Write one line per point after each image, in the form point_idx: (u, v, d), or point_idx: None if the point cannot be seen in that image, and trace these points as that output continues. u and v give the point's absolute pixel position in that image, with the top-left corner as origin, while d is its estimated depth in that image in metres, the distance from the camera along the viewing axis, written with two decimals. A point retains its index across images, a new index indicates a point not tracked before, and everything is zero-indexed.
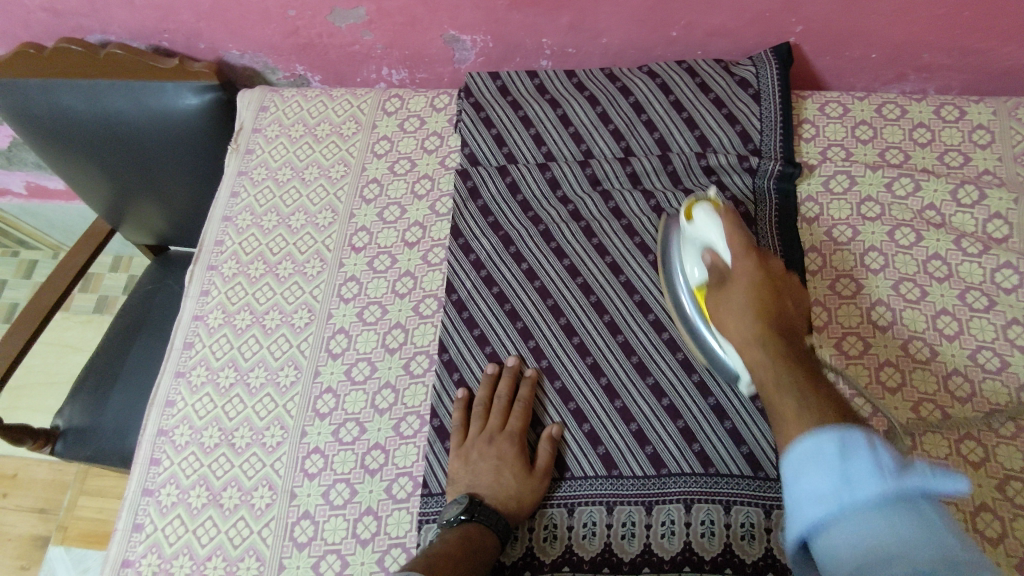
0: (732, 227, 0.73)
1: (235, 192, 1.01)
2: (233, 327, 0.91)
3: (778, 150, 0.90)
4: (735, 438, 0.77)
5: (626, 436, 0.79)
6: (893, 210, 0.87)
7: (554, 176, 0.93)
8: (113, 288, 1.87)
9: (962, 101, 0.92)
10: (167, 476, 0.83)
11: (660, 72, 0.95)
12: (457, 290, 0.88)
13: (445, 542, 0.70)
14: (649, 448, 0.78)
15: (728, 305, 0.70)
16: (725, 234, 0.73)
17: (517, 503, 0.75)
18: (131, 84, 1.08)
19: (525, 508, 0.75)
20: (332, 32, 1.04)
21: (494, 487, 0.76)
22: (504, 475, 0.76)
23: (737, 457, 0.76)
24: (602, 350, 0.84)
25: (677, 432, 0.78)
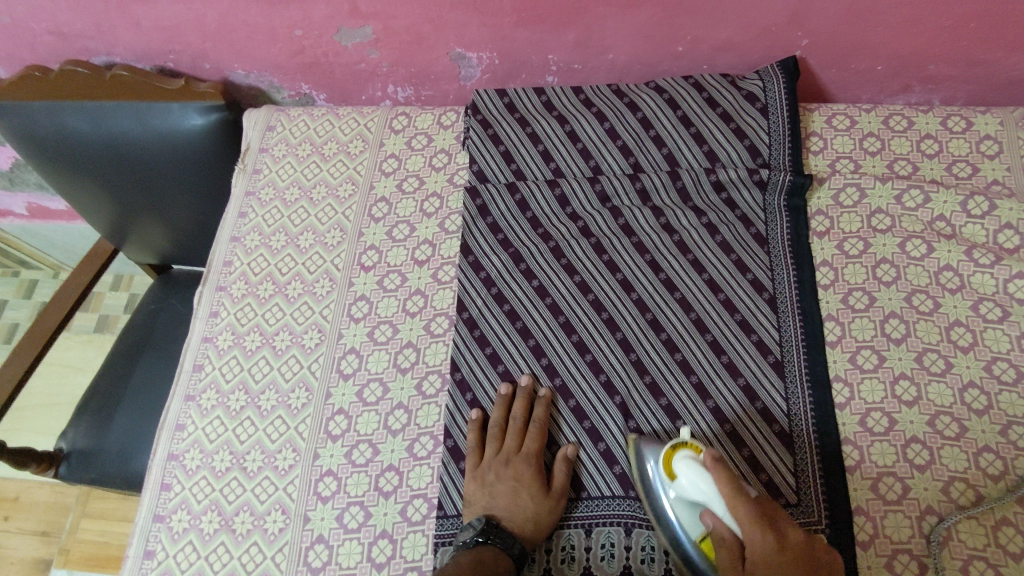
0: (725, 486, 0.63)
1: (242, 212, 1.01)
2: (243, 348, 0.90)
3: (786, 165, 0.90)
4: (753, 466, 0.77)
5: None
6: (903, 222, 0.87)
7: (563, 193, 0.93)
8: (115, 307, 1.86)
9: (968, 112, 0.93)
10: (178, 501, 0.82)
11: (668, 88, 0.95)
12: (468, 308, 0.88)
13: (457, 564, 0.68)
14: None
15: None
16: (721, 498, 0.64)
17: (534, 525, 0.74)
18: (137, 106, 1.08)
19: (542, 531, 0.74)
20: (339, 51, 1.04)
21: (511, 509, 0.75)
22: (521, 497, 0.76)
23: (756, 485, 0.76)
24: (615, 367, 0.83)
25: None
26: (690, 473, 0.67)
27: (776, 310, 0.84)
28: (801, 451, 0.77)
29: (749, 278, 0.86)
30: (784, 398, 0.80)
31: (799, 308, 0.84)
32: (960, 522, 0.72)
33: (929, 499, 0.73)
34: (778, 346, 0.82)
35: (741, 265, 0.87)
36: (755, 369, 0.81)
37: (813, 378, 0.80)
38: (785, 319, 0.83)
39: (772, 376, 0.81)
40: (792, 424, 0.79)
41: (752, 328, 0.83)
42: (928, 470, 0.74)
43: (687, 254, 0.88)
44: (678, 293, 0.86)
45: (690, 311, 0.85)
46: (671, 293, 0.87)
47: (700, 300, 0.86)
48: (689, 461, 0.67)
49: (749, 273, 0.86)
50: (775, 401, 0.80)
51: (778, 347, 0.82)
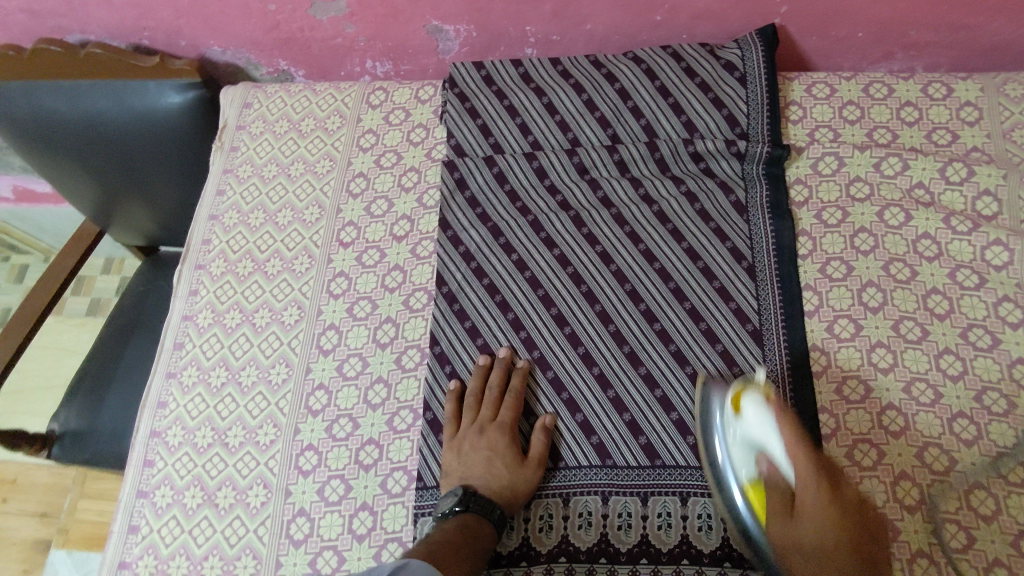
0: (794, 437, 0.65)
1: (221, 190, 1.00)
2: (223, 326, 0.90)
3: (765, 133, 0.90)
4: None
5: (619, 425, 0.79)
6: (882, 190, 0.87)
7: (541, 166, 0.93)
8: (106, 290, 1.86)
9: (949, 78, 0.92)
10: (161, 477, 0.83)
11: (645, 58, 0.94)
12: (448, 283, 0.88)
13: (444, 531, 0.70)
14: (643, 439, 0.78)
15: (795, 538, 0.64)
16: (784, 444, 0.66)
17: (512, 493, 0.75)
18: (113, 84, 1.07)
19: (520, 498, 0.76)
20: (314, 25, 1.03)
21: (488, 476, 0.76)
22: (497, 465, 0.76)
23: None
24: (594, 339, 0.84)
25: (671, 423, 0.78)
26: (761, 416, 0.68)
27: (754, 278, 0.84)
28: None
29: (728, 247, 0.86)
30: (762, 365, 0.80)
31: (777, 276, 0.84)
32: (931, 486, 0.73)
33: (902, 464, 0.74)
34: (756, 315, 0.82)
35: (720, 235, 0.87)
36: (732, 336, 0.82)
37: (790, 350, 0.80)
38: (762, 288, 0.84)
39: (751, 345, 0.81)
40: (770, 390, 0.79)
41: (730, 297, 0.84)
42: (902, 436, 0.75)
43: (665, 224, 0.88)
44: (658, 263, 0.86)
45: (669, 281, 0.85)
46: (650, 264, 0.87)
47: (679, 271, 0.86)
48: (761, 404, 0.68)
49: (728, 242, 0.86)
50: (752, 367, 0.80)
51: (756, 315, 0.82)
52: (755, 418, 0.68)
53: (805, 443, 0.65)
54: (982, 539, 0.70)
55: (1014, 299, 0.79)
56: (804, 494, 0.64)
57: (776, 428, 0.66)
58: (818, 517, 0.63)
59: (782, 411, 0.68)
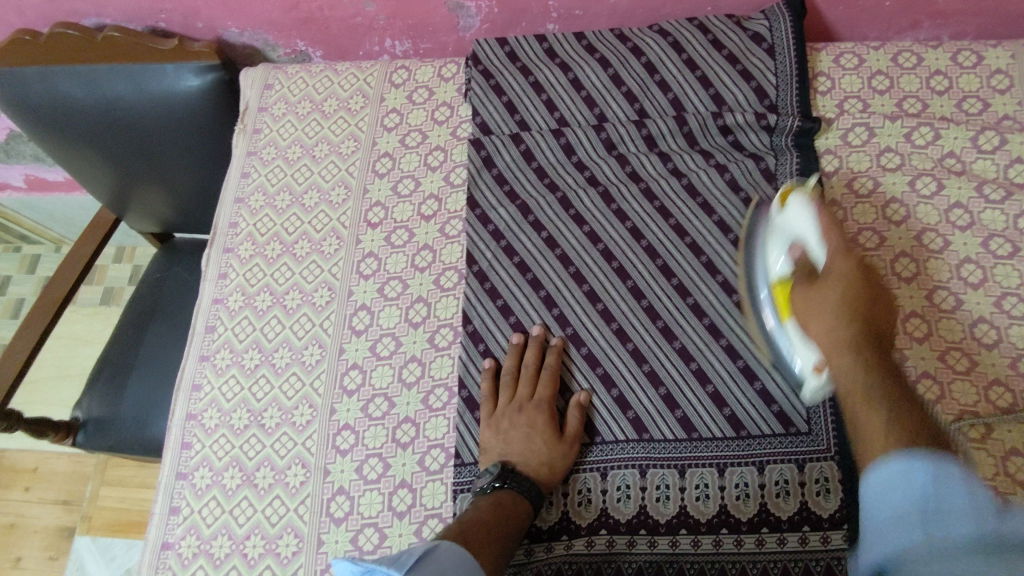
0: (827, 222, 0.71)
1: (246, 172, 1.00)
2: (254, 308, 0.90)
3: (794, 104, 0.89)
4: (764, 399, 0.77)
5: (655, 400, 0.79)
6: (913, 160, 0.87)
7: (569, 142, 0.92)
8: (119, 279, 1.86)
9: (979, 46, 0.91)
10: (199, 459, 0.83)
11: (671, 31, 0.94)
12: (478, 261, 0.88)
13: (477, 509, 0.70)
14: (679, 412, 0.78)
15: (817, 300, 0.68)
16: (820, 230, 0.71)
17: (549, 469, 0.76)
18: (130, 68, 1.06)
19: (557, 474, 0.76)
20: (333, 4, 1.01)
21: (526, 454, 0.76)
22: (535, 442, 0.77)
23: (770, 417, 0.76)
24: (627, 315, 0.84)
25: (706, 397, 0.78)
26: (801, 207, 0.74)
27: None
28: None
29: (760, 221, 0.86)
30: None
31: None
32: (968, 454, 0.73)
33: None
34: None
35: (751, 209, 0.86)
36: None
37: None
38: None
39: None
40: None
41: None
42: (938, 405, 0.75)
43: (695, 198, 0.88)
44: (689, 238, 0.86)
45: (700, 256, 0.85)
46: (680, 240, 0.86)
47: (710, 245, 0.85)
48: (803, 200, 0.74)
49: None
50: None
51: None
52: (797, 209, 0.74)
53: (842, 243, 0.70)
54: None
55: None
56: (829, 268, 0.69)
57: (815, 220, 0.72)
58: (842, 288, 0.67)
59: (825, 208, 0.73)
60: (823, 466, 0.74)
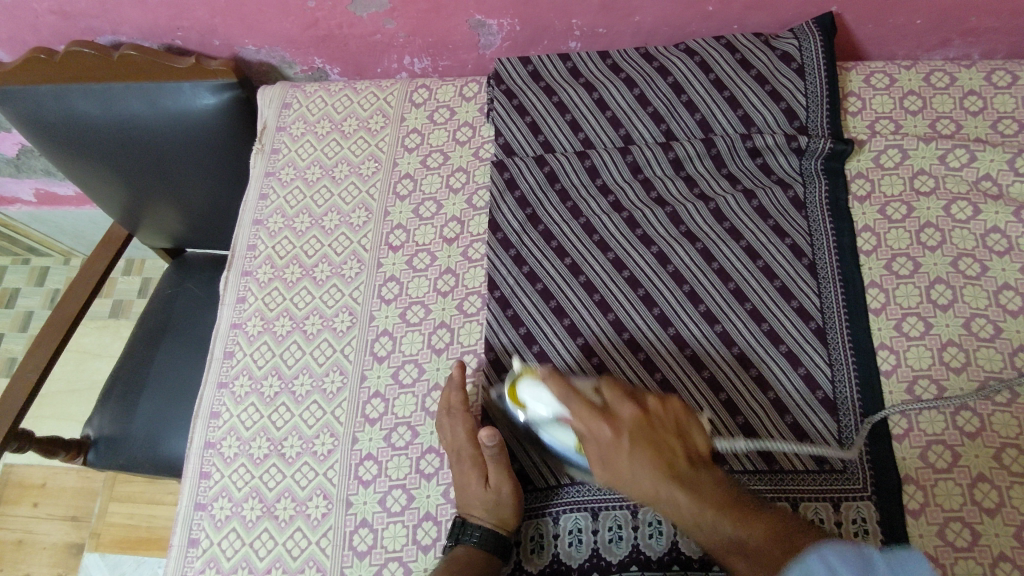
0: (564, 389, 0.68)
1: (264, 194, 0.98)
2: (274, 334, 0.89)
3: (824, 126, 0.87)
4: (797, 434, 0.76)
5: None
6: (947, 182, 0.85)
7: (593, 164, 0.91)
8: (128, 291, 1.85)
9: (1013, 66, 0.89)
10: (218, 489, 0.81)
11: (698, 50, 0.92)
12: (500, 287, 0.86)
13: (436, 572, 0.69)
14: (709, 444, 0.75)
15: (615, 475, 0.67)
16: (567, 407, 0.68)
17: (491, 507, 0.73)
18: (145, 86, 1.05)
19: (499, 509, 0.72)
20: (353, 22, 1.00)
21: (469, 502, 0.74)
22: (471, 486, 0.74)
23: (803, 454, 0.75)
24: (654, 343, 0.81)
25: (738, 430, 0.77)
26: (536, 396, 0.72)
27: (815, 275, 0.82)
28: (846, 417, 0.76)
29: (788, 244, 0.84)
30: (829, 365, 0.78)
31: (840, 276, 0.81)
32: (1012, 488, 0.70)
33: (980, 466, 0.72)
34: (819, 314, 0.80)
35: (779, 232, 0.84)
36: (797, 337, 0.80)
37: (855, 346, 0.78)
38: (825, 286, 0.81)
39: (815, 344, 0.79)
40: (837, 390, 0.77)
41: (792, 297, 0.81)
42: (979, 438, 0.73)
43: (723, 223, 0.86)
44: (716, 265, 0.84)
45: (729, 282, 0.83)
46: (709, 266, 0.84)
47: (738, 271, 0.83)
48: (532, 384, 0.73)
49: (788, 240, 0.84)
50: (818, 367, 0.78)
51: (820, 314, 0.80)
52: (534, 400, 0.72)
53: (596, 407, 0.67)
54: None
55: None
56: (598, 432, 0.67)
57: (550, 395, 0.70)
58: (626, 457, 0.65)
59: (551, 372, 0.71)
60: (861, 506, 0.72)
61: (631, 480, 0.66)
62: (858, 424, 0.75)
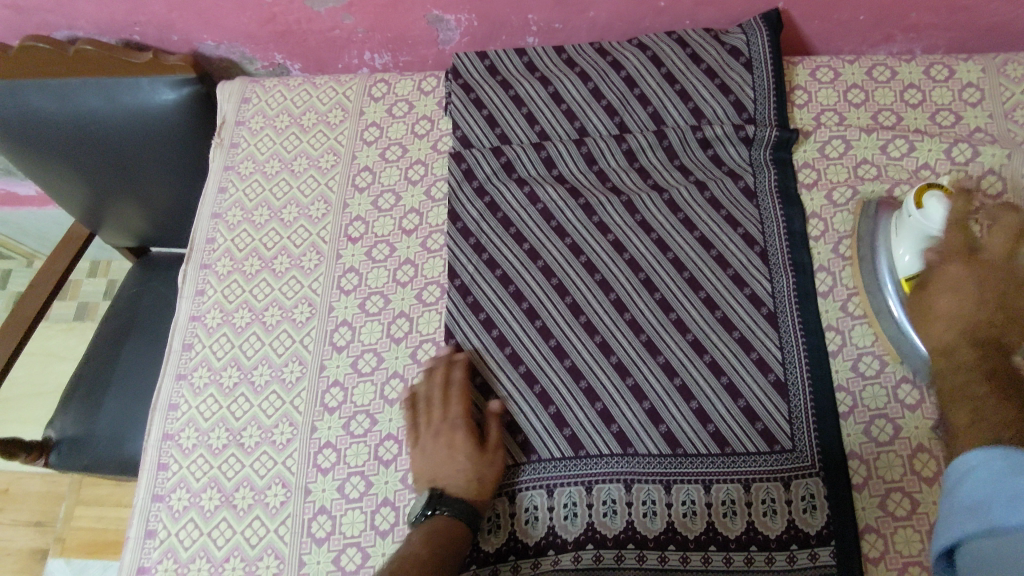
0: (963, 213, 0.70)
1: (223, 188, 0.99)
2: (233, 325, 0.89)
3: (771, 117, 0.90)
4: (748, 416, 0.77)
5: (638, 414, 0.78)
6: (889, 171, 0.87)
7: (549, 156, 0.92)
8: (94, 293, 1.82)
9: (950, 60, 0.93)
10: (176, 480, 0.82)
11: (650, 45, 0.95)
12: (460, 275, 0.87)
13: (411, 543, 0.70)
14: (663, 428, 0.78)
15: (931, 300, 0.71)
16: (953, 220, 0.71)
17: (479, 483, 0.75)
18: (103, 82, 1.04)
19: (487, 486, 0.75)
20: (312, 17, 1.01)
21: (453, 474, 0.75)
22: (459, 458, 0.75)
23: (753, 435, 0.76)
24: (610, 327, 0.83)
25: (690, 413, 0.78)
26: (936, 204, 0.72)
27: (767, 262, 0.84)
28: (796, 398, 0.77)
29: (741, 234, 0.86)
30: (780, 350, 0.80)
31: (790, 262, 0.84)
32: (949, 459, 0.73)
33: (920, 438, 0.74)
34: (771, 299, 0.82)
35: (732, 222, 0.86)
36: (748, 322, 0.81)
37: (805, 326, 0.80)
38: (776, 272, 0.83)
39: (766, 328, 0.81)
40: (787, 373, 0.78)
41: (745, 284, 0.83)
42: (918, 411, 0.76)
43: (677, 213, 0.88)
44: (671, 253, 0.86)
45: (683, 271, 0.85)
46: (663, 253, 0.86)
47: (692, 260, 0.85)
48: (937, 196, 0.73)
49: (740, 228, 0.86)
50: (770, 352, 0.80)
51: (771, 299, 0.82)
52: (936, 208, 0.72)
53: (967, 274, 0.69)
54: None
55: None
56: (948, 243, 0.71)
57: (949, 216, 0.71)
58: (956, 288, 0.69)
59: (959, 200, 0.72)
60: (810, 482, 0.74)
61: (953, 304, 0.69)
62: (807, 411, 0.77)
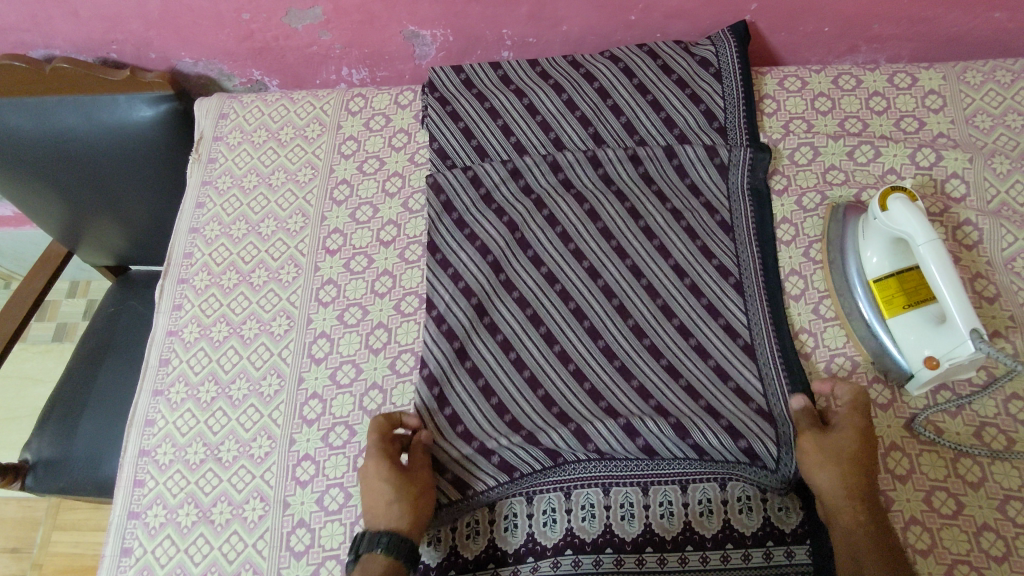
0: (930, 225, 0.71)
1: (201, 203, 0.99)
2: (210, 340, 0.89)
3: (741, 127, 0.91)
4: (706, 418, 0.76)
5: (616, 433, 0.76)
6: (856, 176, 0.90)
7: (527, 185, 0.92)
8: (72, 314, 1.80)
9: (913, 69, 0.96)
10: (153, 497, 0.81)
11: (622, 57, 0.97)
12: (435, 304, 0.85)
13: None
14: (641, 441, 0.75)
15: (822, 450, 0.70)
16: (925, 231, 0.71)
17: (395, 505, 0.71)
18: (79, 100, 1.04)
19: (406, 509, 0.71)
20: (289, 34, 1.02)
21: (376, 506, 0.71)
22: (377, 486, 0.72)
23: (737, 455, 0.73)
24: (585, 356, 0.81)
25: (670, 433, 0.75)
26: (906, 213, 0.72)
27: (743, 295, 0.83)
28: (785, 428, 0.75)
29: (715, 265, 0.84)
30: (759, 379, 0.78)
31: (763, 284, 0.83)
32: (921, 456, 0.74)
33: (893, 436, 0.76)
34: (747, 330, 0.81)
35: (707, 253, 0.85)
36: (724, 351, 0.80)
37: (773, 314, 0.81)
38: (751, 302, 0.82)
39: (738, 330, 0.81)
40: (770, 401, 0.77)
41: (719, 315, 0.82)
42: (890, 409, 0.77)
43: (652, 240, 0.87)
44: (645, 280, 0.85)
45: (657, 298, 0.84)
46: (638, 281, 0.85)
47: (666, 287, 0.84)
48: (907, 203, 0.73)
49: (716, 261, 0.85)
50: (749, 382, 0.78)
51: (747, 331, 0.81)
52: (902, 212, 0.73)
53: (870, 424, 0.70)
54: (971, 504, 0.72)
55: (986, 275, 0.82)
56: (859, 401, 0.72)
57: (922, 224, 0.71)
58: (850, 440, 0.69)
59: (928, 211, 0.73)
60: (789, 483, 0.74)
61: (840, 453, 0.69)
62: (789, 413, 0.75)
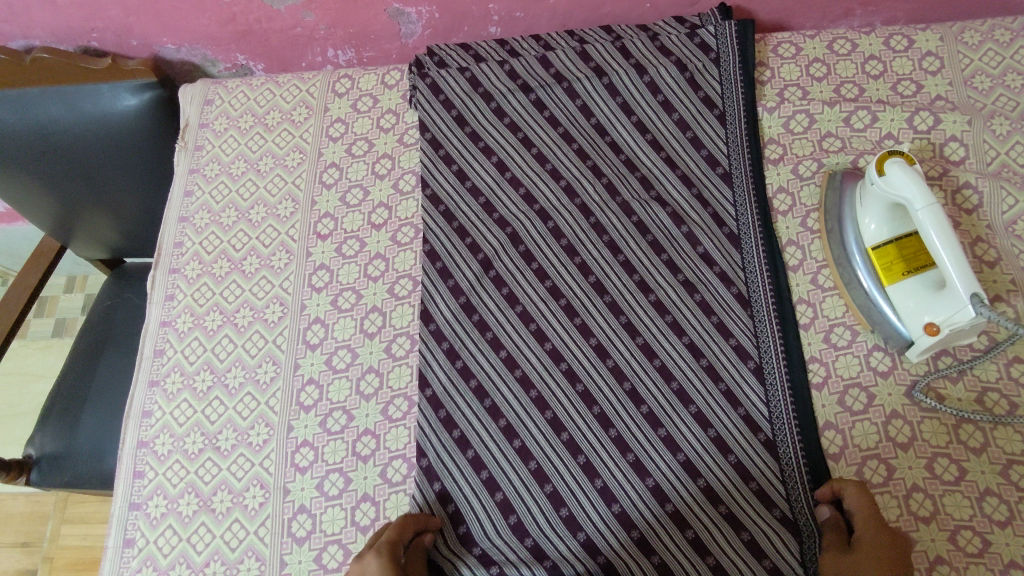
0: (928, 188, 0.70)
1: (189, 191, 0.98)
2: (204, 329, 0.88)
3: (747, 178, 0.86)
4: (707, 494, 0.74)
5: (628, 543, 0.73)
6: (853, 143, 0.88)
7: (527, 250, 0.86)
8: (70, 309, 1.80)
9: (909, 30, 0.94)
10: (153, 487, 0.81)
11: (620, 88, 0.92)
12: (431, 384, 0.80)
13: None
14: (637, 534, 0.74)
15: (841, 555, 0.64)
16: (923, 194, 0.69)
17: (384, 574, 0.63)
18: (62, 91, 1.03)
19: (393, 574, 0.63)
20: (272, 16, 0.99)
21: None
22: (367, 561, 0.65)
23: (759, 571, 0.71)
24: (594, 447, 0.76)
25: (686, 543, 0.73)
26: (904, 177, 0.71)
27: (763, 381, 0.77)
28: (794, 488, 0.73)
29: (732, 345, 0.79)
30: (781, 480, 0.73)
31: (780, 340, 0.78)
32: (922, 423, 0.74)
33: (894, 404, 0.75)
34: (767, 423, 0.75)
35: (723, 331, 0.79)
36: (744, 445, 0.75)
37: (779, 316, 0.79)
38: (773, 393, 0.76)
39: (752, 382, 0.77)
40: (793, 505, 0.72)
41: (738, 403, 0.76)
42: (891, 377, 0.76)
43: (664, 315, 0.81)
44: (658, 361, 0.79)
45: (671, 382, 0.78)
46: (650, 361, 0.79)
47: (680, 369, 0.78)
48: (905, 166, 0.71)
49: (732, 339, 0.79)
50: (769, 478, 0.73)
51: (767, 423, 0.75)
52: (899, 176, 0.71)
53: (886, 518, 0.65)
54: (973, 470, 0.71)
55: (987, 239, 0.80)
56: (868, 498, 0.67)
57: (919, 188, 0.70)
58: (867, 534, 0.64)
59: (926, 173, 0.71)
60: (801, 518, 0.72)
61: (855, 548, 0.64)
62: (800, 468, 0.73)
